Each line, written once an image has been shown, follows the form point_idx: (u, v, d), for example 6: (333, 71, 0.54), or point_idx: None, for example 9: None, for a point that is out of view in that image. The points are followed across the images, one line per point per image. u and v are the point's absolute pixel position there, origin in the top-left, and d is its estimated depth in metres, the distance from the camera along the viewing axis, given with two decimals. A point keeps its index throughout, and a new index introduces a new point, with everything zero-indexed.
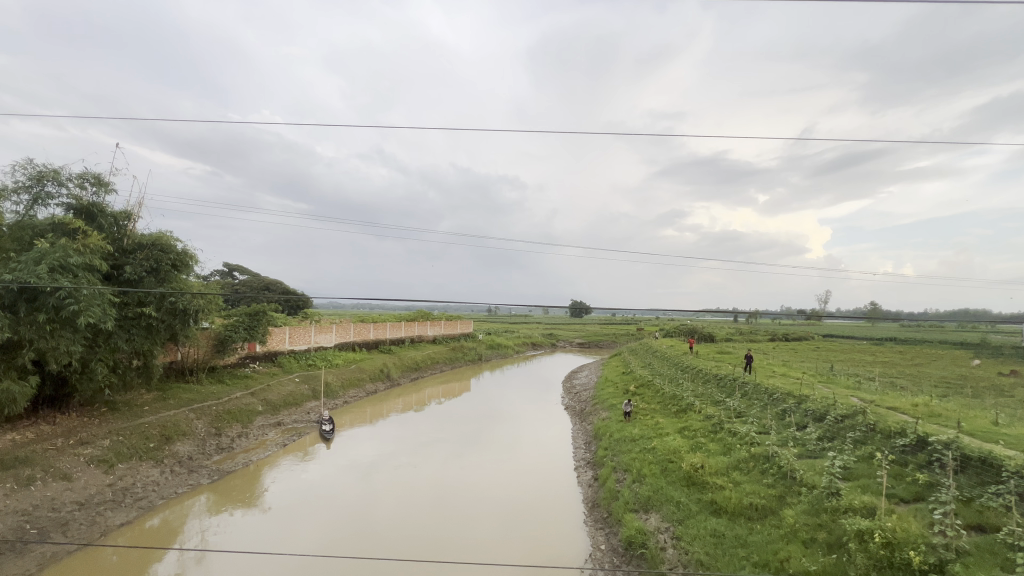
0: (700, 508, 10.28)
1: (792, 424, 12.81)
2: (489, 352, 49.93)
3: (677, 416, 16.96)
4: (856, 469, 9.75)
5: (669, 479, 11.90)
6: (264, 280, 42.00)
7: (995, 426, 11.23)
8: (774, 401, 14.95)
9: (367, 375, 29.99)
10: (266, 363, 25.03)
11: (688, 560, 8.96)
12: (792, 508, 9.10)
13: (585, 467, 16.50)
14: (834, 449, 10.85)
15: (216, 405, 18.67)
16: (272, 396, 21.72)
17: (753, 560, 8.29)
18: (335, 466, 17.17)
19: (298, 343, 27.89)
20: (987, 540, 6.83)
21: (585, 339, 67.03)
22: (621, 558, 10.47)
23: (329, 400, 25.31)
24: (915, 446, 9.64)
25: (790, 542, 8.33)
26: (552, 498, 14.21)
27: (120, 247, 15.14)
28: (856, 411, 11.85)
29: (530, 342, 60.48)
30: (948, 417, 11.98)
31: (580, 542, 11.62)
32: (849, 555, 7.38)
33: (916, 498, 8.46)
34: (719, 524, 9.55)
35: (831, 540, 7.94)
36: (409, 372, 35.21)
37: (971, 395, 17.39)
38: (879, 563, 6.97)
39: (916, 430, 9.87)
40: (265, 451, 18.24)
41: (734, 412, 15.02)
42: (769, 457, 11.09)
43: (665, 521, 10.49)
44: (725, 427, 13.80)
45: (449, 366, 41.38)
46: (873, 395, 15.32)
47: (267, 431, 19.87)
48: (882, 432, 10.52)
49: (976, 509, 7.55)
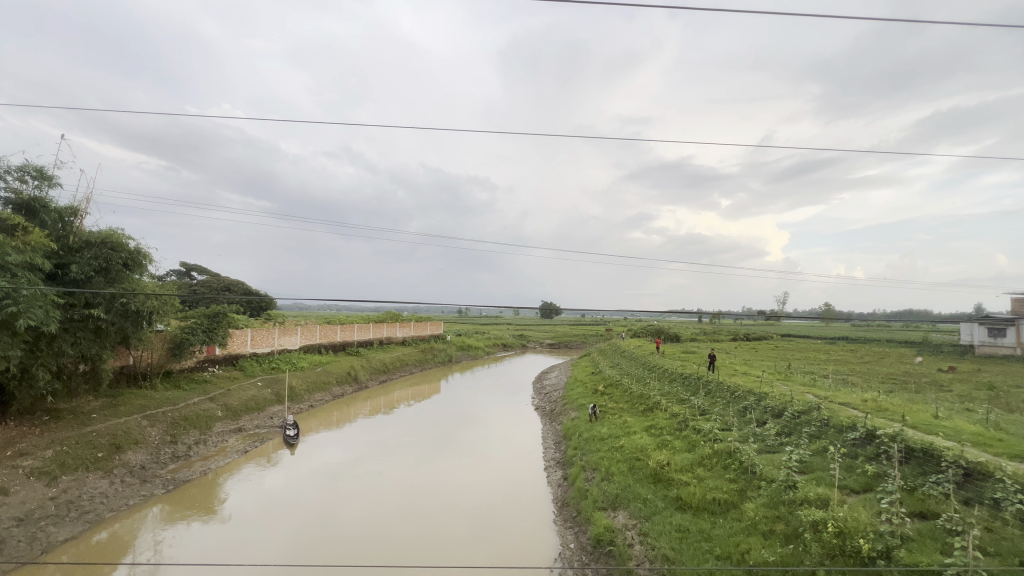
0: (666, 505, 10.53)
1: (753, 421, 13.32)
2: (459, 354, 49.63)
3: (644, 415, 17.28)
4: (812, 462, 10.21)
5: (637, 476, 12.15)
6: (224, 280, 40.40)
7: (935, 419, 12.03)
8: (736, 399, 15.47)
9: (334, 378, 29.31)
10: (226, 367, 24.02)
11: (655, 556, 9.16)
12: (752, 501, 9.45)
13: (555, 467, 16.66)
14: (791, 443, 11.35)
15: (171, 412, 17.78)
16: (233, 401, 20.89)
17: (717, 553, 8.54)
18: (299, 472, 16.73)
19: (261, 346, 26.92)
20: (928, 527, 7.28)
21: (555, 339, 67.74)
22: (590, 556, 10.60)
23: (293, 404, 24.55)
24: (865, 438, 10.21)
25: (751, 534, 8.64)
26: (524, 499, 14.28)
27: (65, 245, 14.24)
28: (811, 407, 12.45)
29: (501, 342, 60.65)
30: (894, 411, 12.76)
31: (551, 542, 11.72)
32: (805, 546, 7.73)
33: (865, 489, 8.94)
34: (684, 519, 9.81)
35: (788, 531, 8.28)
36: (377, 374, 34.60)
37: (914, 390, 18.55)
38: (833, 552, 7.32)
39: (866, 425, 10.45)
40: (225, 458, 17.56)
41: (699, 411, 15.42)
42: (731, 453, 11.47)
43: (632, 518, 10.70)
44: (690, 425, 14.22)
45: (418, 368, 40.96)
46: (826, 392, 16.02)
47: (227, 438, 19.11)
48: (835, 426, 11.10)
49: (919, 498, 8.05)
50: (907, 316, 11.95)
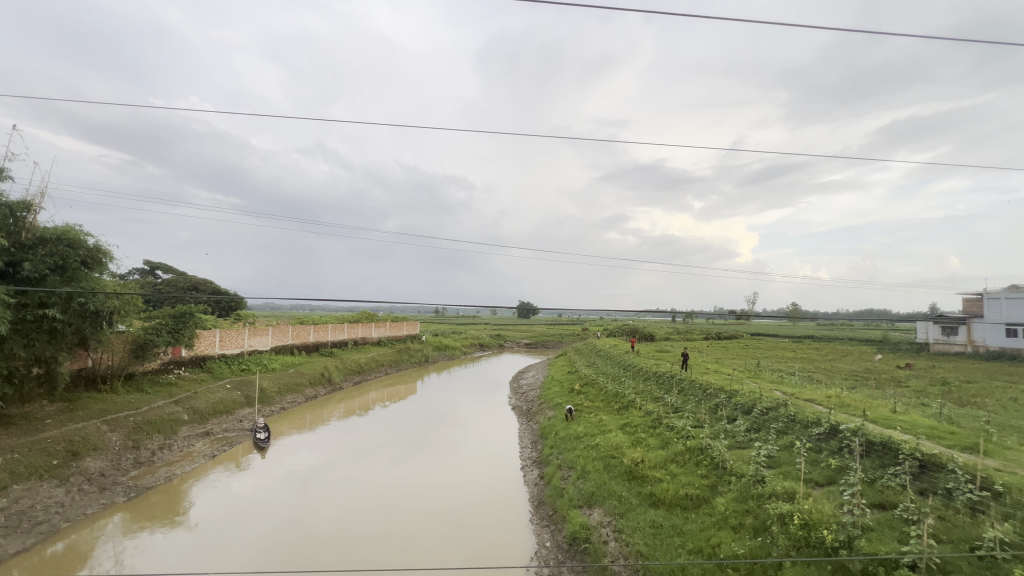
0: (640, 501, 10.70)
1: (724, 417, 13.67)
2: (436, 354, 49.27)
3: (619, 413, 17.50)
4: (779, 457, 10.55)
5: (611, 474, 12.31)
6: (190, 279, 39.00)
7: (893, 414, 12.62)
8: (708, 396, 15.86)
9: (307, 380, 28.66)
10: (193, 369, 23.19)
11: (629, 552, 9.30)
12: (723, 496, 9.70)
13: (531, 466, 16.74)
14: (759, 439, 11.71)
15: (134, 416, 17.08)
16: (200, 404, 20.21)
17: (689, 547, 8.72)
18: (270, 476, 16.31)
19: (230, 347, 26.11)
20: (886, 517, 7.62)
21: (532, 339, 67.92)
22: (565, 554, 10.68)
23: (264, 407, 23.90)
24: (828, 433, 10.63)
25: (721, 528, 8.87)
26: (500, 499, 14.31)
27: (17, 242, 13.53)
28: (779, 403, 12.88)
29: (478, 342, 60.48)
30: (856, 407, 13.32)
31: (526, 541, 11.77)
32: (772, 538, 7.98)
33: (829, 481, 9.29)
34: (657, 515, 10.00)
35: (756, 524, 8.54)
36: (352, 375, 34.04)
37: (874, 386, 19.38)
38: (798, 543, 7.59)
39: (829, 420, 10.87)
40: (191, 463, 16.97)
41: (672, 408, 15.75)
42: (703, 450, 11.75)
43: (607, 516, 10.83)
44: (663, 422, 14.49)
45: (394, 368, 40.47)
46: (793, 389, 16.57)
47: (193, 442, 18.48)
48: (800, 422, 11.51)
49: (878, 489, 8.42)
50: (856, 313, 12.66)
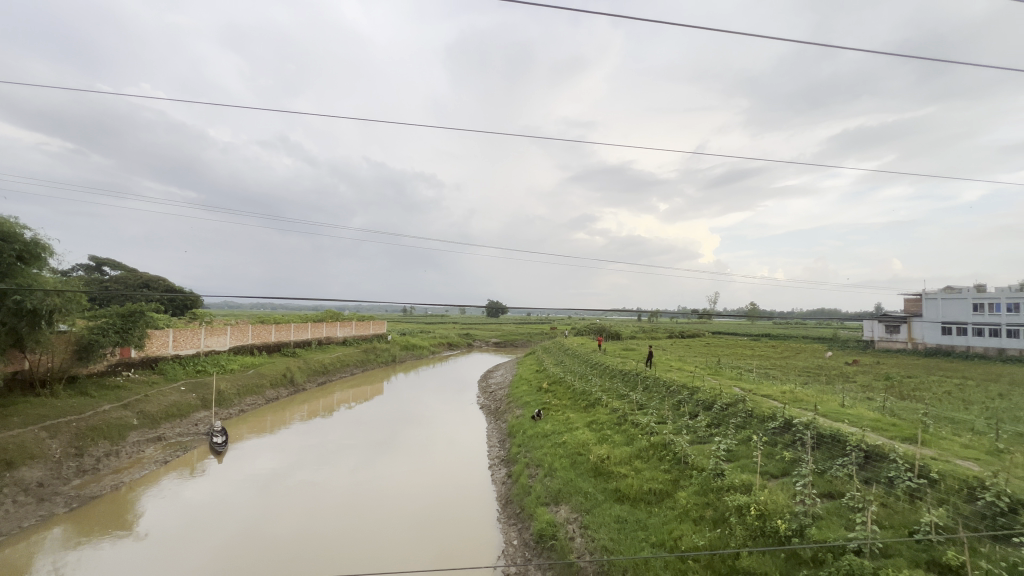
0: (606, 497, 10.90)
1: (686, 413, 14.06)
2: (403, 354, 48.53)
3: (586, 411, 17.77)
4: (737, 451, 10.96)
5: (578, 471, 12.49)
6: (141, 275, 36.99)
7: (842, 407, 13.36)
8: (671, 393, 16.32)
9: (268, 381, 27.67)
10: (144, 371, 21.99)
11: (595, 547, 9.44)
12: (684, 490, 10.00)
13: (499, 465, 16.75)
14: (719, 433, 12.13)
15: (77, 421, 16.06)
16: (151, 408, 19.19)
17: (651, 541, 8.94)
18: (228, 481, 15.68)
19: (184, 347, 24.90)
20: (834, 505, 8.05)
21: (501, 338, 67.90)
22: (532, 551, 10.74)
23: (221, 409, 22.91)
24: (783, 427, 11.14)
25: (683, 521, 9.14)
26: (467, 499, 14.27)
27: None
28: (737, 399, 13.39)
29: (446, 342, 59.99)
30: (808, 401, 14.02)
31: (493, 540, 11.80)
32: (730, 529, 8.29)
33: (783, 473, 9.73)
34: (622, 510, 10.20)
35: (716, 517, 8.84)
36: (316, 376, 33.13)
37: (825, 382, 20.46)
38: (754, 533, 7.91)
39: (784, 415, 11.40)
40: (141, 470, 16.10)
41: (637, 405, 16.12)
42: (666, 445, 12.08)
43: (573, 512, 10.97)
44: (629, 419, 14.80)
45: (360, 369, 39.66)
46: (750, 385, 17.27)
47: (143, 448, 17.53)
48: (757, 417, 12.01)
49: (828, 479, 8.87)
50: (806, 312, 13.35)
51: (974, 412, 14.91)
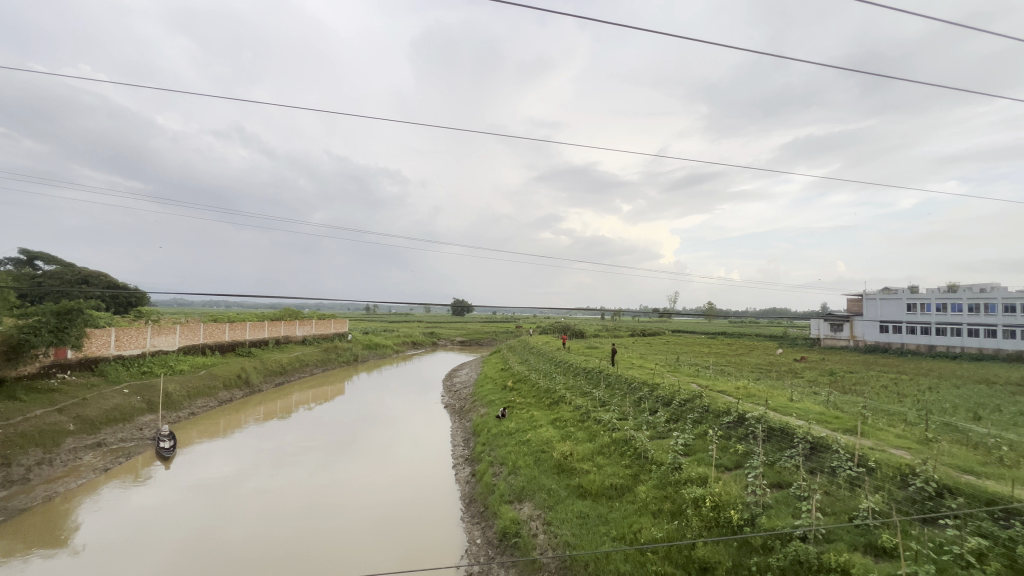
0: (569, 493, 11.05)
1: (646, 409, 14.45)
2: (366, 353, 47.47)
3: (550, 408, 17.97)
4: (694, 445, 11.35)
5: (542, 468, 12.63)
6: (79, 271, 34.52)
7: (790, 402, 14.09)
8: (632, 390, 16.73)
9: (221, 382, 26.45)
10: (82, 372, 20.55)
11: (557, 543, 9.55)
12: (644, 484, 10.28)
13: (463, 464, 16.63)
14: (678, 428, 12.53)
15: (3, 428, 14.84)
16: (90, 412, 17.97)
17: (612, 534, 9.13)
18: (176, 487, 14.93)
19: (128, 347, 23.43)
20: (783, 495, 8.47)
21: (466, 336, 67.56)
22: (495, 549, 10.72)
23: (169, 413, 21.73)
24: (736, 421, 11.64)
25: (643, 514, 9.38)
26: (429, 499, 14.11)
27: None
28: (694, 395, 13.89)
29: (410, 341, 59.07)
30: (759, 396, 14.71)
31: (456, 539, 11.74)
32: (687, 520, 8.58)
33: (736, 465, 10.14)
34: (584, 506, 10.38)
35: (673, 509, 9.13)
36: (273, 377, 31.94)
37: (775, 378, 21.51)
38: (709, 524, 8.21)
39: (737, 409, 11.91)
40: (78, 479, 15.06)
41: (599, 403, 16.42)
42: (627, 441, 12.37)
43: (537, 509, 11.06)
44: (591, 416, 15.08)
45: (320, 369, 38.52)
46: (707, 381, 17.96)
47: (81, 455, 16.40)
48: (713, 412, 12.48)
49: (777, 470, 9.32)
50: (758, 311, 14.00)
51: (907, 405, 16.05)
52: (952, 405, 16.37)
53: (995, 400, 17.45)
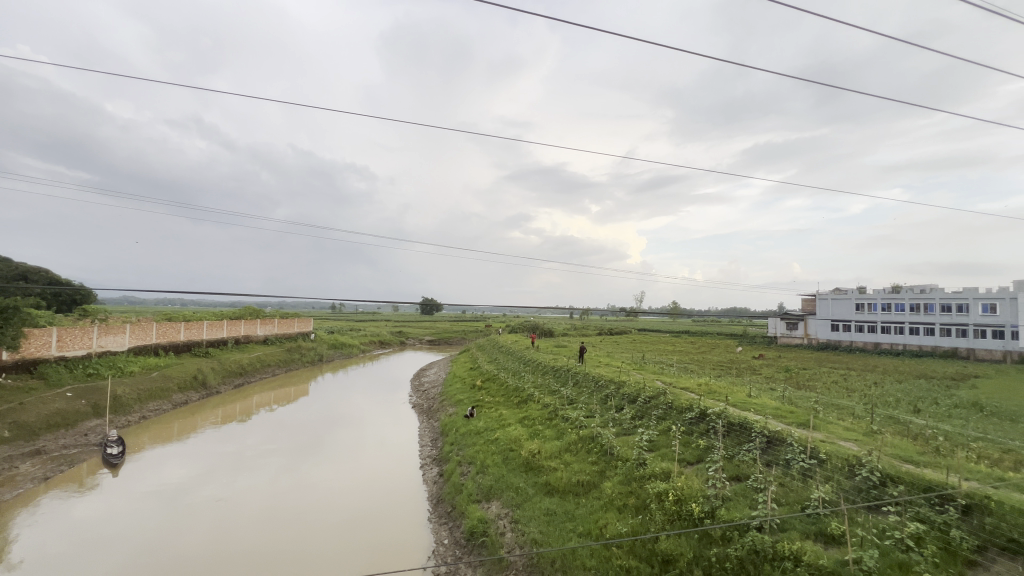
0: (537, 491, 11.14)
1: (612, 407, 14.71)
2: (331, 353, 46.31)
3: (519, 407, 18.02)
4: (658, 441, 11.64)
5: (510, 466, 12.66)
6: (17, 267, 32.16)
7: (749, 397, 14.66)
8: (599, 387, 17.00)
9: (175, 384, 25.23)
10: (19, 375, 19.20)
11: (524, 541, 9.60)
12: (610, 480, 10.47)
13: (431, 464, 16.49)
14: (643, 425, 12.81)
15: None
16: (28, 418, 16.81)
17: (579, 531, 9.25)
18: (127, 495, 14.18)
19: (72, 348, 22.03)
20: (741, 487, 8.81)
21: (435, 335, 66.92)
22: (463, 549, 10.66)
23: (117, 417, 20.57)
24: (698, 417, 12.01)
25: (609, 509, 9.55)
26: (397, 500, 13.92)
27: None
28: (658, 393, 14.22)
29: (377, 340, 58.00)
30: (720, 392, 15.24)
31: (424, 539, 11.66)
32: (651, 514, 8.80)
33: (697, 459, 10.47)
34: (552, 503, 10.47)
35: (638, 504, 9.34)
36: (232, 378, 30.72)
37: (735, 374, 22.28)
38: (672, 517, 8.45)
39: (699, 406, 12.28)
40: (15, 489, 14.06)
41: (567, 400, 16.60)
42: (593, 438, 12.57)
43: (504, 507, 11.09)
44: (559, 414, 15.23)
45: (283, 369, 37.31)
46: (670, 378, 18.46)
47: (18, 464, 15.32)
48: (676, 408, 12.82)
49: (736, 464, 9.67)
50: (720, 311, 14.50)
51: (855, 399, 16.97)
52: (895, 398, 17.46)
53: (932, 394, 18.71)
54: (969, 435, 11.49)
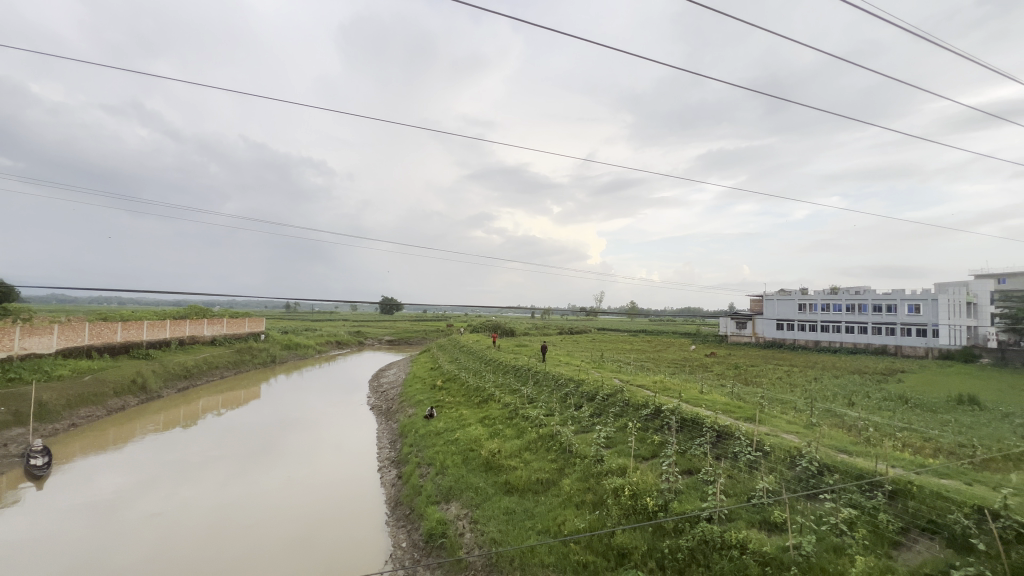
0: (496, 490, 11.15)
1: (572, 404, 14.94)
2: (285, 354, 44.54)
3: (479, 407, 17.99)
4: (615, 437, 11.93)
5: (469, 467, 12.61)
6: None
7: (701, 394, 15.29)
8: (559, 386, 17.21)
9: (110, 389, 23.51)
10: None
11: (483, 540, 9.58)
12: (568, 477, 10.62)
13: (389, 466, 16.21)
14: (601, 422, 13.09)
15: None
16: None
17: (538, 528, 9.33)
18: (54, 509, 13.15)
19: None
20: (692, 480, 9.16)
21: (395, 335, 65.71)
22: (421, 551, 10.51)
23: (43, 426, 18.96)
24: (653, 413, 12.39)
25: (567, 506, 9.69)
26: (352, 505, 13.59)
27: None
28: (616, 390, 14.59)
29: (334, 341, 56.29)
30: (674, 389, 15.79)
31: (381, 545, 11.39)
32: (607, 509, 9.00)
33: (652, 454, 10.81)
34: (511, 502, 10.52)
35: (595, 499, 9.53)
36: (176, 381, 28.97)
37: (688, 372, 23.16)
38: (628, 511, 8.68)
39: (654, 402, 12.67)
40: None
41: (527, 399, 16.72)
42: (552, 436, 12.72)
43: (464, 508, 11.03)
44: (519, 413, 15.31)
45: (232, 371, 35.53)
46: (628, 376, 18.94)
47: None
48: (632, 405, 13.17)
49: (688, 457, 10.04)
50: (676, 311, 15.01)
51: (796, 393, 18.03)
52: (833, 393, 18.70)
53: (865, 388, 20.17)
54: (896, 425, 12.48)
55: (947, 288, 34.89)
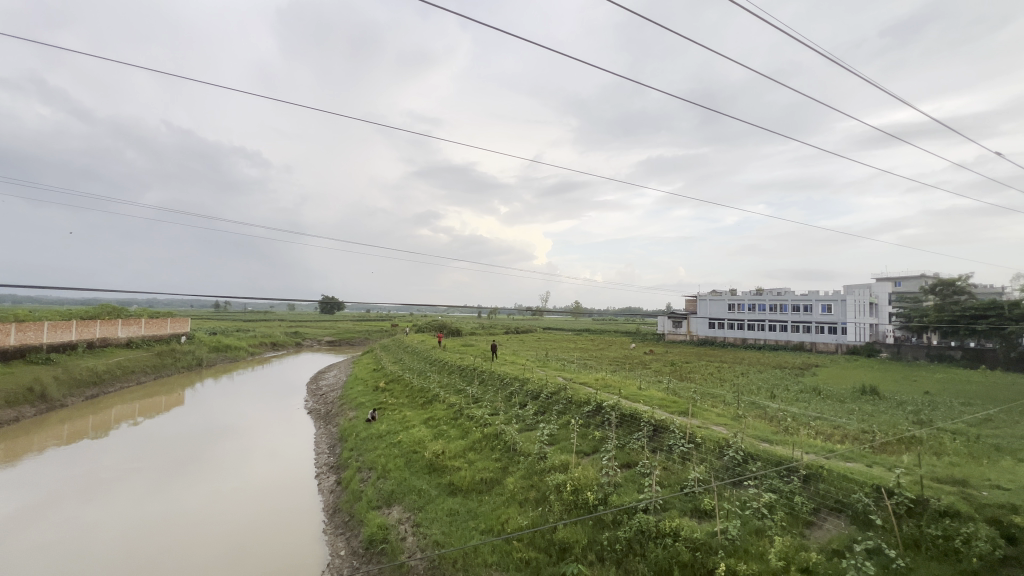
0: (439, 492, 11.02)
1: (516, 403, 15.04)
2: (213, 356, 41.57)
3: (424, 407, 17.73)
4: (558, 434, 12.15)
5: (413, 469, 12.37)
6: None
7: (640, 390, 15.96)
8: (504, 385, 17.28)
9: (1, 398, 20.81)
10: None
11: (426, 543, 9.43)
12: (512, 475, 10.70)
13: (328, 472, 15.55)
14: (545, 420, 13.28)
15: None
16: None
17: (481, 528, 9.34)
18: None
19: None
20: (631, 474, 9.54)
21: (336, 335, 63.23)
22: (360, 559, 10.15)
23: None
24: (594, 410, 12.73)
25: (511, 505, 9.75)
26: (287, 516, 12.94)
27: None
28: (559, 388, 14.86)
29: (269, 342, 53.20)
30: (615, 386, 16.38)
31: (317, 555, 10.91)
32: (550, 506, 9.15)
33: (592, 450, 11.13)
34: (454, 503, 10.44)
35: (538, 496, 9.66)
36: (83, 388, 26.16)
37: (628, 369, 24.07)
38: (569, 506, 8.88)
39: (596, 399, 13.04)
40: None
41: (472, 399, 16.67)
42: (497, 435, 12.75)
43: (406, 512, 10.79)
44: (464, 413, 15.22)
45: (151, 375, 32.61)
46: (571, 374, 19.40)
47: None
48: (575, 403, 13.49)
49: (628, 451, 10.45)
50: (618, 311, 15.48)
51: (726, 388, 19.23)
52: (757, 386, 20.15)
53: (784, 381, 21.91)
54: (810, 415, 13.66)
55: (853, 290, 38.88)
